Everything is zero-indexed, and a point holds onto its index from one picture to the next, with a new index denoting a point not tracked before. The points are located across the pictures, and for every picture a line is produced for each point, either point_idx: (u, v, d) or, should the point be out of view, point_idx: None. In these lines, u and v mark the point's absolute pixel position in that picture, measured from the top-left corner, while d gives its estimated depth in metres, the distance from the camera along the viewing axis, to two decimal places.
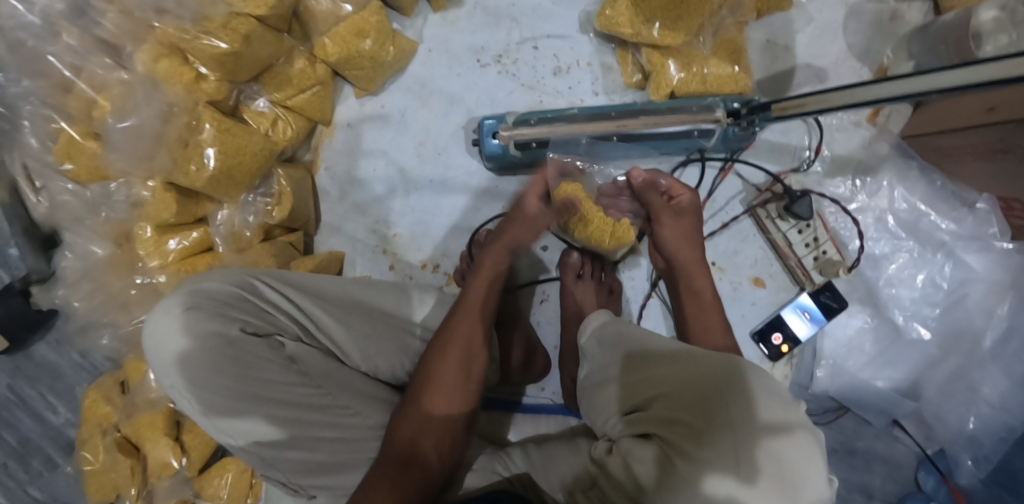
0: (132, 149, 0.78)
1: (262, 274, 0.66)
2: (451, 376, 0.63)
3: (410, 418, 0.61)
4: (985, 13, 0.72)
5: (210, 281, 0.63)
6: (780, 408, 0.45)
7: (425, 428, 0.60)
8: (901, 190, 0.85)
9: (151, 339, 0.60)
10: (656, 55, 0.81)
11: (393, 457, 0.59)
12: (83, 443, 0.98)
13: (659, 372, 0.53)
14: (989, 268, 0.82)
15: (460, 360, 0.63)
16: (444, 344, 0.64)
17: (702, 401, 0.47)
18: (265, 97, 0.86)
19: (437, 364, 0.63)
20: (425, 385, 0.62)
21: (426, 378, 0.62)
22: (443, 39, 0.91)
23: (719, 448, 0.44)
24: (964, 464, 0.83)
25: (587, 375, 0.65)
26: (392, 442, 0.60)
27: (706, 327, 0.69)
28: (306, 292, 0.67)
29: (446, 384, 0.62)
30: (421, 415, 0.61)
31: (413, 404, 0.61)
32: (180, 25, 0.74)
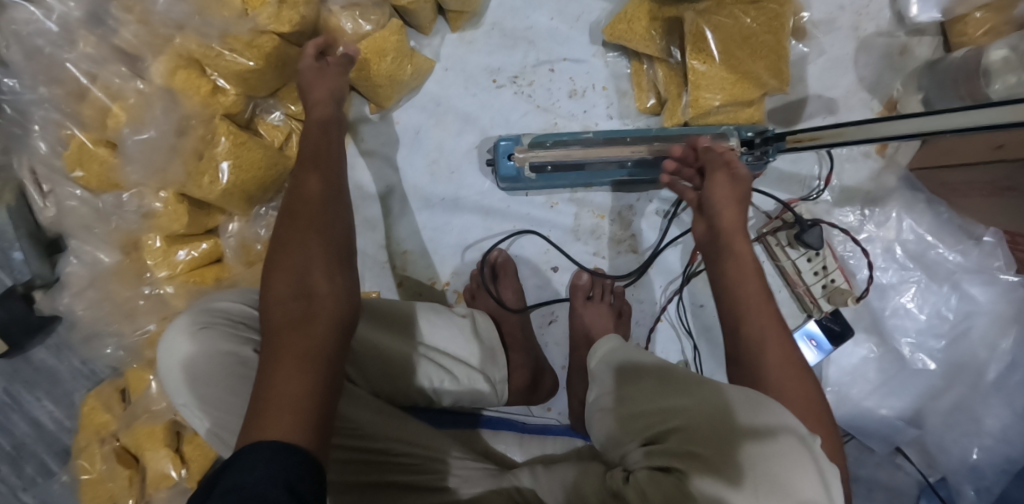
0: (148, 162, 0.78)
1: None
2: (311, 239, 0.54)
3: (287, 282, 0.51)
4: (994, 53, 0.74)
5: (226, 301, 0.64)
6: (762, 415, 0.47)
7: (301, 278, 0.51)
8: (909, 221, 0.86)
9: (165, 358, 0.60)
10: (672, 84, 0.84)
11: (278, 305, 0.49)
12: (80, 451, 0.97)
13: (672, 402, 0.53)
14: (993, 301, 0.84)
15: (307, 232, 0.54)
16: (284, 228, 0.55)
17: (697, 426, 0.48)
18: (280, 111, 0.87)
19: (294, 228, 0.54)
20: (273, 270, 0.52)
21: (275, 264, 0.53)
22: (460, 59, 0.91)
23: (713, 467, 0.45)
24: (965, 494, 0.84)
25: (595, 400, 0.65)
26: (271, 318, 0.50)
27: (746, 315, 0.57)
28: None
29: (296, 258, 0.52)
30: (299, 266, 0.51)
31: (278, 271, 0.52)
32: (206, 43, 0.76)
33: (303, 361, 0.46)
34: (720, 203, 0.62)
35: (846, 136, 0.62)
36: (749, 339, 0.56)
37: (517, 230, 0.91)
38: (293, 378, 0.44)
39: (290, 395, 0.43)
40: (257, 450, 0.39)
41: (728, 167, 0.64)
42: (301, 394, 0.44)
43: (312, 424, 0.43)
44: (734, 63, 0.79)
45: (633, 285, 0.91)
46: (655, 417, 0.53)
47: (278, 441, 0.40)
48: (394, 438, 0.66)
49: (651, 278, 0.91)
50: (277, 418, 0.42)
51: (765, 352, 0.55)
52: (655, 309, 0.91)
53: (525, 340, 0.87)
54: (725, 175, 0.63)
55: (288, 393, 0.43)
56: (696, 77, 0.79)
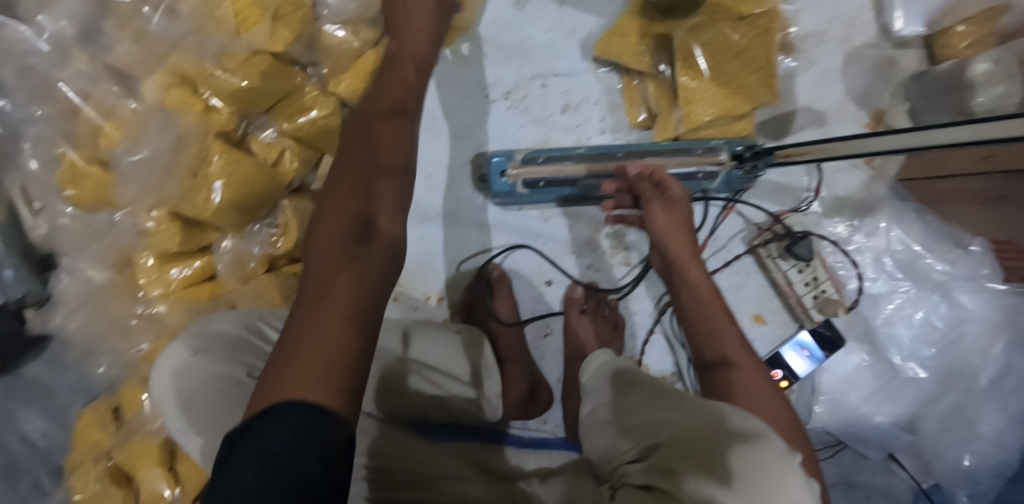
0: (144, 180, 0.80)
1: (269, 315, 0.69)
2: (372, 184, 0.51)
3: (344, 217, 0.48)
4: (980, 66, 0.75)
5: (220, 325, 0.64)
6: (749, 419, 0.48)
7: (343, 221, 0.47)
8: (898, 231, 0.87)
9: (159, 385, 0.59)
10: (664, 98, 0.85)
11: (338, 240, 0.46)
12: (74, 470, 0.96)
13: (659, 417, 0.53)
14: (984, 308, 0.84)
15: (359, 178, 0.50)
16: (338, 174, 0.52)
17: (684, 437, 0.49)
18: (274, 128, 0.86)
19: (349, 174, 0.51)
20: (319, 216, 0.49)
21: (325, 210, 0.49)
22: (453, 74, 0.91)
23: (701, 468, 0.45)
24: (960, 499, 0.85)
25: (587, 414, 0.66)
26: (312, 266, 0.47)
27: (712, 330, 0.60)
28: None
29: (344, 208, 0.48)
30: (355, 209, 0.48)
31: (328, 214, 0.49)
32: (200, 62, 0.77)
33: (352, 301, 0.43)
34: (658, 229, 0.67)
35: (835, 149, 0.62)
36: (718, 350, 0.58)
37: (511, 244, 0.92)
38: (331, 323, 0.42)
39: (333, 341, 0.41)
40: (293, 409, 0.38)
41: (664, 194, 0.68)
42: (338, 345, 0.41)
43: (342, 381, 0.40)
44: (725, 78, 0.80)
45: (626, 299, 0.91)
46: (645, 432, 0.54)
47: (316, 403, 0.38)
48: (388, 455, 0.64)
49: (644, 290, 0.91)
50: (308, 369, 0.40)
51: (730, 370, 0.57)
52: (649, 321, 0.91)
53: (521, 354, 0.87)
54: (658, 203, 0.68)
55: (333, 338, 0.41)
56: (687, 93, 0.80)
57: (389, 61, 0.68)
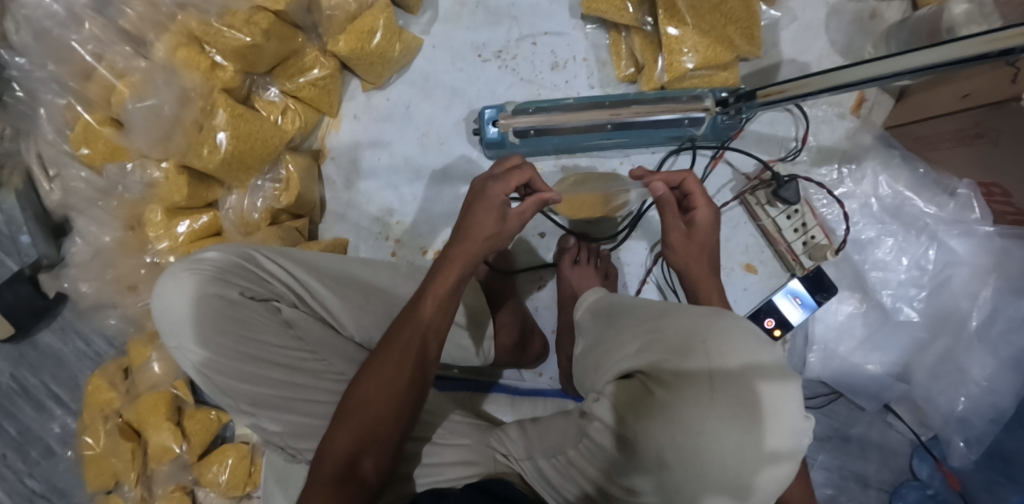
0: (151, 130, 0.81)
1: (263, 247, 0.68)
2: (398, 393, 0.57)
3: (341, 451, 0.55)
4: (957, 7, 0.77)
5: (214, 252, 0.65)
6: (793, 428, 0.41)
7: (354, 437, 0.55)
8: (885, 177, 0.88)
9: (160, 301, 0.62)
10: (648, 51, 0.88)
11: (329, 478, 0.54)
12: (85, 429, 0.98)
13: (668, 320, 0.48)
14: (973, 252, 0.85)
15: (395, 377, 0.57)
16: (379, 372, 0.57)
17: (688, 346, 0.44)
18: (276, 88, 0.90)
19: (373, 376, 0.57)
20: (342, 421, 0.57)
21: (356, 402, 0.57)
22: (446, 36, 0.96)
23: (677, 376, 0.43)
24: (956, 445, 0.85)
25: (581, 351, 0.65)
26: (328, 456, 0.55)
27: None
28: (304, 263, 0.69)
29: (373, 410, 0.56)
30: (363, 438, 0.55)
31: (348, 427, 0.56)
32: (205, 19, 0.79)
33: None
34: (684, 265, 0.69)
35: (811, 88, 0.64)
36: None
37: None
38: None
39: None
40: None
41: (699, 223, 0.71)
42: None
43: None
44: (707, 27, 0.83)
45: (619, 249, 0.94)
46: (649, 330, 0.49)
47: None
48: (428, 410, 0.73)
49: (636, 241, 0.94)
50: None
51: None
52: (641, 271, 0.93)
53: (515, 302, 0.89)
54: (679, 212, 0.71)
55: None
56: (669, 42, 0.83)
57: (467, 206, 0.66)
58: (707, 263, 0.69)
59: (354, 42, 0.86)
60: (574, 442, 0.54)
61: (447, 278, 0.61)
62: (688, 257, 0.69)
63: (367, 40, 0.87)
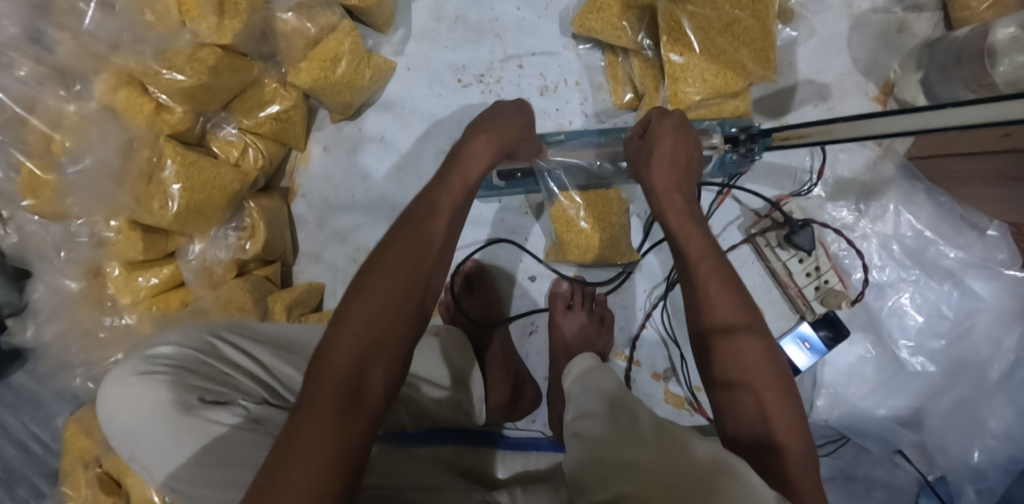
0: (94, 190, 0.75)
1: (222, 329, 0.63)
2: (400, 294, 0.51)
3: (348, 354, 0.46)
4: (1001, 32, 0.67)
5: (166, 345, 0.59)
6: None
7: (356, 347, 0.47)
8: (907, 216, 0.80)
9: (111, 412, 0.57)
10: (649, 78, 0.78)
11: (331, 392, 0.44)
12: (65, 477, 0.94)
13: None
14: (996, 295, 0.78)
15: (399, 283, 0.51)
16: (377, 283, 0.51)
17: None
18: (233, 125, 0.81)
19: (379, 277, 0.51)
20: (339, 332, 0.48)
21: (353, 308, 0.49)
22: (422, 57, 0.87)
23: None
24: (968, 494, 0.79)
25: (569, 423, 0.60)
26: (324, 371, 0.46)
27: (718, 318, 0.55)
28: (272, 347, 0.63)
29: (375, 313, 0.49)
30: (370, 345, 0.47)
31: (348, 332, 0.48)
32: (142, 60, 0.70)
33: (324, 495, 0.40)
34: (658, 181, 0.63)
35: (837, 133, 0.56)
36: (741, 353, 0.53)
37: (491, 238, 0.87)
38: (328, 437, 0.42)
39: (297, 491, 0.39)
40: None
41: (676, 142, 0.64)
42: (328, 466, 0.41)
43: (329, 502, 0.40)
44: (715, 52, 0.73)
45: (616, 291, 0.88)
46: None
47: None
48: (375, 471, 0.62)
49: (634, 283, 0.87)
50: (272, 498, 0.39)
51: (740, 343, 0.53)
52: (641, 315, 0.87)
53: (505, 355, 0.83)
54: (678, 168, 0.63)
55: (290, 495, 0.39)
56: (673, 70, 0.74)
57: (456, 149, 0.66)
58: (707, 236, 0.60)
59: (315, 69, 0.76)
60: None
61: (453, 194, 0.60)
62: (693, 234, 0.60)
63: (331, 68, 0.77)
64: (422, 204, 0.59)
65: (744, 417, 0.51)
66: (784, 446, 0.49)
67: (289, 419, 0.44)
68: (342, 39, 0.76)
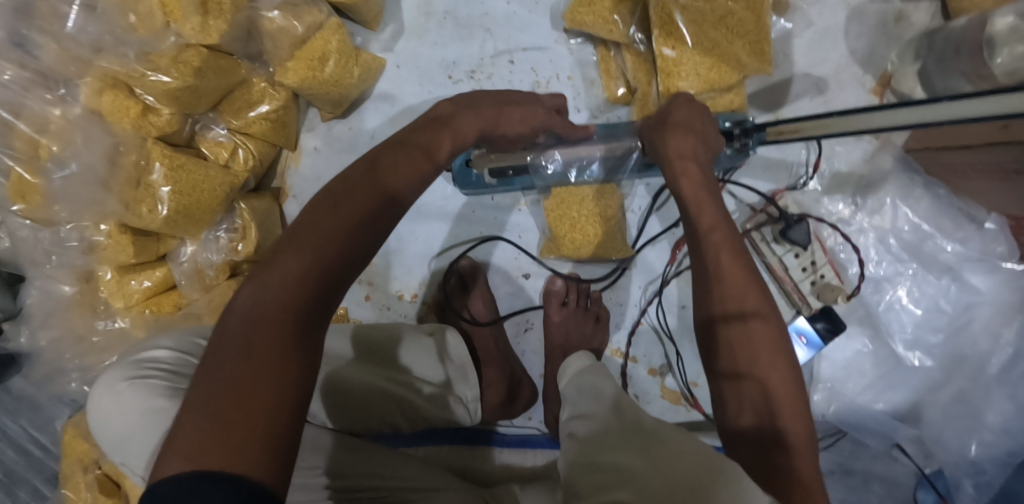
0: (81, 196, 0.74)
1: None
2: (366, 227, 0.46)
3: (289, 287, 0.41)
4: (1000, 20, 0.65)
5: (157, 348, 0.59)
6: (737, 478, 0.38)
7: (309, 275, 0.42)
8: (904, 210, 0.79)
9: (100, 419, 0.55)
10: (641, 72, 0.77)
11: (276, 322, 0.40)
12: (66, 480, 0.95)
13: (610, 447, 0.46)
14: (995, 289, 0.77)
15: (362, 214, 0.46)
16: (341, 208, 0.46)
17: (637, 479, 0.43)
18: (222, 126, 0.81)
19: (333, 208, 0.46)
20: (288, 254, 0.42)
21: (308, 233, 0.44)
22: (412, 54, 0.85)
23: None
24: (964, 488, 0.80)
25: (564, 427, 0.59)
26: (263, 297, 0.41)
27: (726, 296, 0.54)
28: None
29: (332, 242, 0.44)
30: (326, 276, 0.43)
31: (300, 257, 0.42)
32: (125, 63, 0.70)
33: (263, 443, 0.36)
34: (669, 154, 0.61)
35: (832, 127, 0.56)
36: (745, 325, 0.52)
37: (484, 236, 0.87)
38: (270, 377, 0.38)
39: (243, 437, 0.35)
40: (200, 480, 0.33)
41: (689, 123, 0.61)
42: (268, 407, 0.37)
43: (274, 450, 0.36)
44: (709, 46, 0.72)
45: (611, 288, 0.87)
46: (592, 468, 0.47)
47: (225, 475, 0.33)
48: (354, 473, 0.61)
49: (630, 280, 0.86)
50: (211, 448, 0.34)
51: (749, 323, 0.53)
52: (636, 312, 0.86)
53: (499, 354, 0.82)
54: (694, 136, 0.61)
55: (234, 441, 0.35)
56: (666, 64, 0.73)
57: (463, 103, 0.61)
58: (721, 208, 0.58)
59: (302, 67, 0.75)
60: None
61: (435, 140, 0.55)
62: (707, 202, 0.58)
63: (321, 67, 0.76)
64: (393, 145, 0.53)
65: (750, 407, 0.51)
66: (787, 437, 0.49)
67: (217, 357, 0.39)
68: (328, 37, 0.76)
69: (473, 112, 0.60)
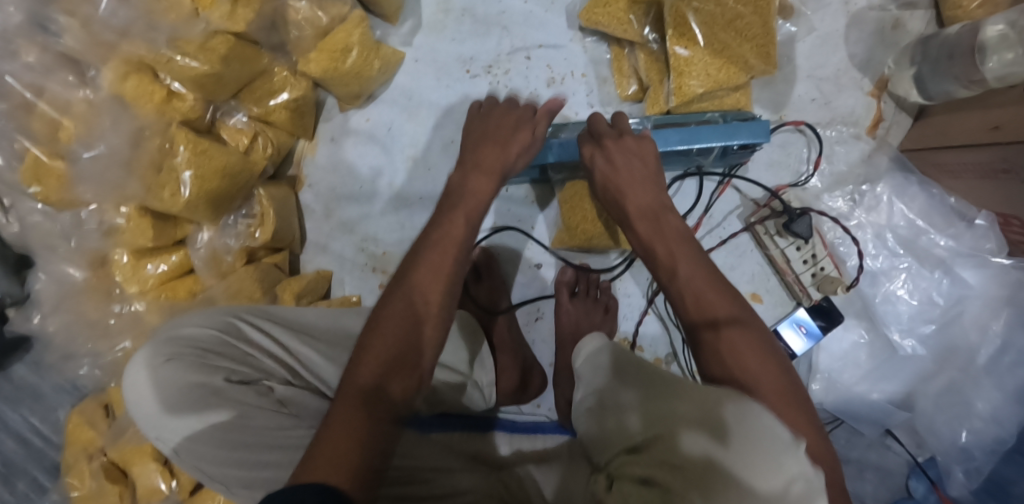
0: (104, 178, 0.74)
1: (246, 313, 0.63)
2: (429, 318, 0.54)
3: (367, 381, 0.50)
4: (991, 29, 0.70)
5: (191, 326, 0.60)
6: (786, 467, 0.34)
7: (383, 366, 0.51)
8: (900, 206, 0.84)
9: (132, 392, 0.56)
10: (653, 71, 0.80)
11: (357, 403, 0.48)
12: (69, 469, 0.94)
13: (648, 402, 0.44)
14: (985, 284, 0.82)
15: (409, 321, 0.53)
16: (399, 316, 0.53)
17: (674, 430, 0.39)
18: (243, 114, 0.82)
19: (393, 327, 0.53)
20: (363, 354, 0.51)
21: (374, 328, 0.53)
22: (430, 49, 0.88)
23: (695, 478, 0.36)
24: (955, 475, 0.83)
25: (579, 401, 0.57)
26: (349, 380, 0.50)
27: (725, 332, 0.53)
28: (293, 327, 0.65)
29: (392, 338, 0.52)
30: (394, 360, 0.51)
31: (373, 349, 0.51)
32: (155, 47, 0.71)
33: (350, 475, 0.44)
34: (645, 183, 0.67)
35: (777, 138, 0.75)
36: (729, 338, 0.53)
37: (497, 226, 0.89)
38: (351, 443, 0.45)
39: (341, 465, 0.44)
40: (312, 489, 0.40)
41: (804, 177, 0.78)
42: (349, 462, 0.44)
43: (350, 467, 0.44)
44: (719, 46, 0.75)
45: (620, 279, 0.89)
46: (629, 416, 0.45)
47: (326, 489, 0.41)
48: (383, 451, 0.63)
49: (638, 271, 0.89)
50: (320, 471, 0.43)
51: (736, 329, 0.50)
52: (642, 302, 0.89)
53: (513, 342, 0.84)
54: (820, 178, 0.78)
55: (333, 467, 0.43)
56: (678, 63, 0.76)
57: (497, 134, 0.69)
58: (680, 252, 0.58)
59: (324, 57, 0.77)
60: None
61: (482, 180, 0.66)
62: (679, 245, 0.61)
63: (342, 59, 0.78)
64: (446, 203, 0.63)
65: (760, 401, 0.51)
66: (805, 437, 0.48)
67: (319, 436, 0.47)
68: (349, 31, 0.77)
69: (501, 146, 0.68)
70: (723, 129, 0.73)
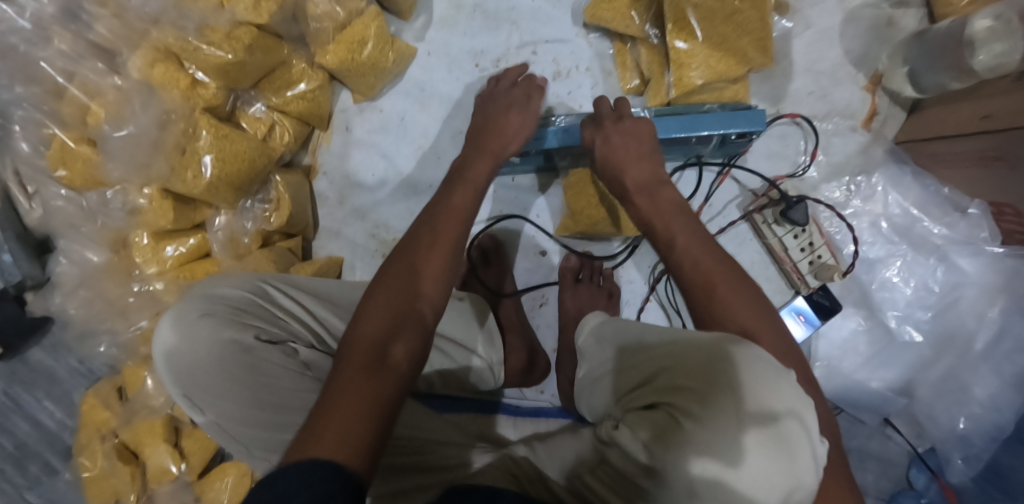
0: (131, 157, 0.77)
1: (273, 278, 0.64)
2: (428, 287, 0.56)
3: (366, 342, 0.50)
4: (980, 23, 0.72)
5: (227, 287, 0.61)
6: (782, 400, 0.40)
7: (380, 324, 0.52)
8: (895, 195, 0.86)
9: (162, 347, 0.58)
10: (655, 64, 0.84)
11: (359, 363, 0.48)
12: (81, 449, 0.95)
13: (659, 350, 0.50)
14: (981, 271, 0.83)
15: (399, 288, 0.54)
16: (392, 282, 0.55)
17: (686, 367, 0.44)
18: (261, 103, 0.86)
19: (386, 291, 0.54)
20: (360, 315, 0.53)
21: (369, 300, 0.54)
22: (442, 43, 0.92)
23: (704, 401, 0.41)
24: (955, 462, 0.83)
25: (585, 376, 0.62)
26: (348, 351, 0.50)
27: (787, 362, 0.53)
28: (318, 297, 0.65)
29: (385, 304, 0.53)
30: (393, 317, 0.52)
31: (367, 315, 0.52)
32: (183, 36, 0.75)
33: (349, 437, 0.43)
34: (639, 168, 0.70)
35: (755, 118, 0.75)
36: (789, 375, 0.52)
37: (501, 214, 0.92)
38: (352, 401, 0.45)
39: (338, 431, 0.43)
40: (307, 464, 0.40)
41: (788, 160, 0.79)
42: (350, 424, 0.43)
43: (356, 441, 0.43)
44: (718, 39, 0.79)
45: (622, 266, 0.92)
46: (645, 364, 0.50)
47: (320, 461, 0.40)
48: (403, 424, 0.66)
49: (641, 258, 0.91)
50: (319, 440, 0.42)
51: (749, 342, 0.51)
52: (644, 289, 0.91)
53: (520, 323, 0.87)
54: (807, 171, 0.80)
55: (331, 435, 0.42)
56: (678, 55, 0.79)
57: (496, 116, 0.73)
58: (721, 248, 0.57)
59: (342, 49, 0.81)
60: (590, 468, 0.52)
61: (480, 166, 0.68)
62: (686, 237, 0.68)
63: (359, 51, 0.81)
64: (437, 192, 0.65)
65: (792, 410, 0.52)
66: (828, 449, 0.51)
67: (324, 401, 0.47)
68: (365, 25, 0.81)
69: (514, 121, 0.72)
70: (723, 116, 0.75)
